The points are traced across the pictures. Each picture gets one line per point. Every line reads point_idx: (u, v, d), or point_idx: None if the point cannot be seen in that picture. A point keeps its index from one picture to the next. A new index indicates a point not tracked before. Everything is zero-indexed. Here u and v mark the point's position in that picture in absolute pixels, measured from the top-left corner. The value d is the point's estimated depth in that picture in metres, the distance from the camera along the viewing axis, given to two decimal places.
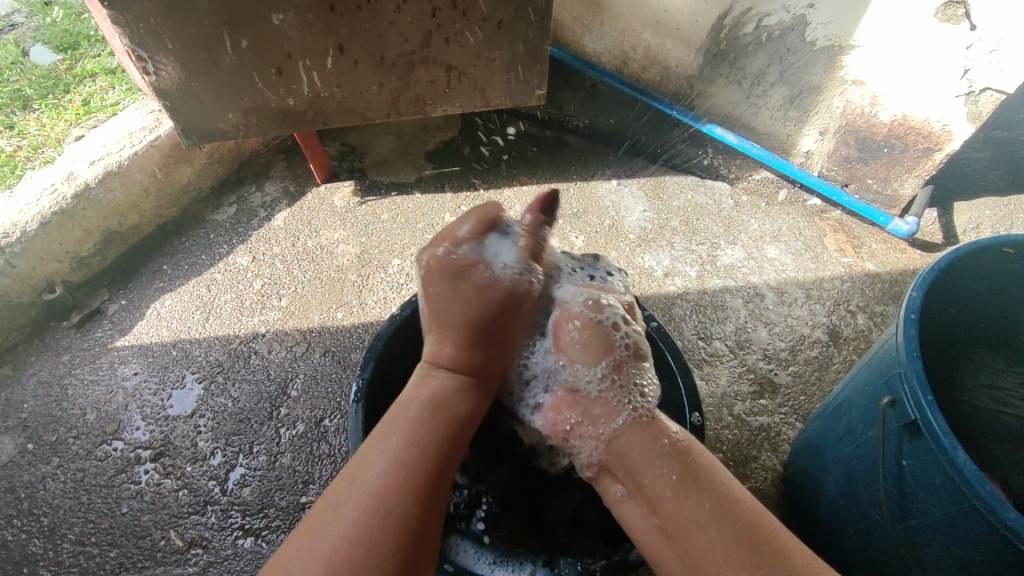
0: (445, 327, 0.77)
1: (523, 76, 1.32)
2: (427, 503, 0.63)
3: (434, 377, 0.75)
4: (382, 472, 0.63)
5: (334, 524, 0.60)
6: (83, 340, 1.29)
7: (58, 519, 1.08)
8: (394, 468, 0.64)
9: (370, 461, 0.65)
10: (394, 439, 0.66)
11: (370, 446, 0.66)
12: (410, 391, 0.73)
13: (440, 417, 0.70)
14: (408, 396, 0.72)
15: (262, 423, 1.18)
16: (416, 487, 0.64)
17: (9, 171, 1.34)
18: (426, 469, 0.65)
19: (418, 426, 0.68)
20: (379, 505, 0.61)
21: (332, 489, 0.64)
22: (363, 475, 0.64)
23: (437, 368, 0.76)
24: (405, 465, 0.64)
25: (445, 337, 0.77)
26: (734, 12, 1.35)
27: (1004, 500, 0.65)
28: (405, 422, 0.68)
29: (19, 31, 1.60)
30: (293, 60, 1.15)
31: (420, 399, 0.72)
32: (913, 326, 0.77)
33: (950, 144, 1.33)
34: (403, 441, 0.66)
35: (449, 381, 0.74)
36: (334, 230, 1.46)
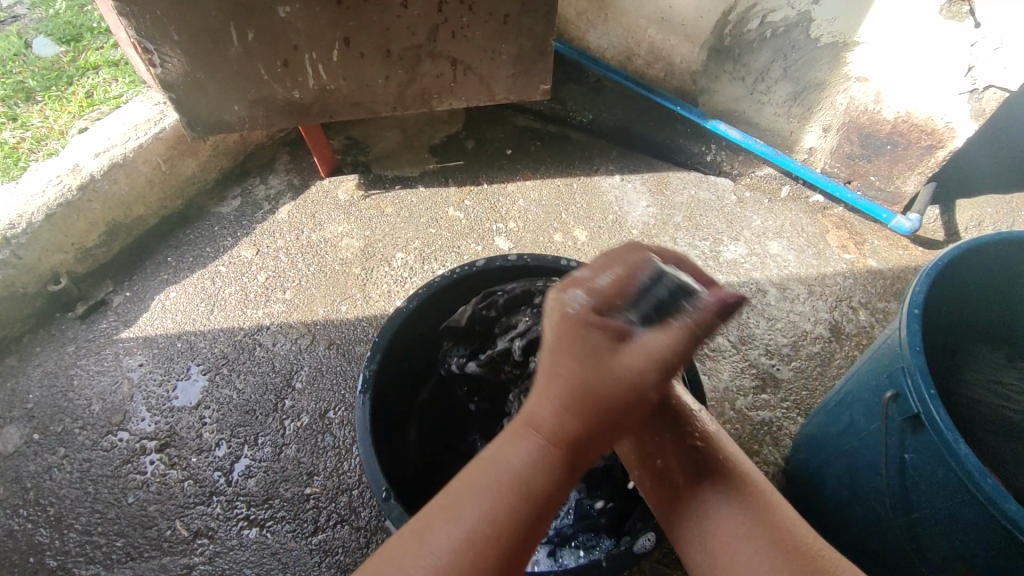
0: (574, 387, 0.53)
1: (528, 71, 1.32)
2: (528, 538, 0.52)
3: (551, 435, 0.53)
4: (459, 532, 0.51)
5: (417, 571, 0.50)
6: (87, 331, 1.29)
7: (64, 509, 1.09)
8: (490, 520, 0.51)
9: (447, 515, 0.52)
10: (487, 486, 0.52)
11: (437, 514, 0.52)
12: (495, 448, 0.54)
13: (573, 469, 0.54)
14: (486, 456, 0.54)
15: (267, 415, 1.18)
16: (522, 528, 0.51)
17: (13, 162, 1.34)
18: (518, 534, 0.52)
19: (499, 493, 0.52)
20: (464, 567, 0.50)
21: (399, 538, 0.53)
22: (431, 541, 0.51)
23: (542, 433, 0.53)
24: (492, 528, 0.51)
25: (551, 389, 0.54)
26: (738, 8, 1.36)
27: (1006, 493, 0.66)
28: (495, 485, 0.52)
29: (22, 23, 1.60)
30: (299, 53, 1.15)
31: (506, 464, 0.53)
32: (917, 320, 0.78)
33: (952, 141, 1.33)
34: (456, 538, 0.51)
35: (539, 449, 0.53)
36: (338, 223, 1.46)
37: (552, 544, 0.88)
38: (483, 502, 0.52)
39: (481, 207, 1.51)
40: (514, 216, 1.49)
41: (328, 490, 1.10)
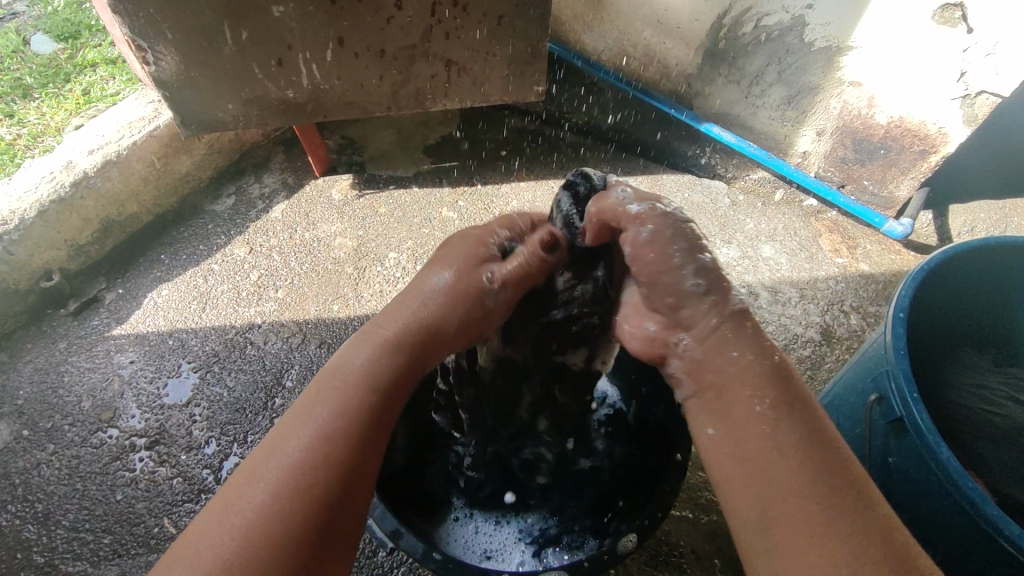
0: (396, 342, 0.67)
1: (522, 72, 1.32)
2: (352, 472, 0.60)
3: (382, 350, 0.66)
4: (285, 465, 0.58)
5: (246, 496, 0.57)
6: (79, 328, 1.29)
7: (52, 505, 1.09)
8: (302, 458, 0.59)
9: (274, 451, 0.60)
10: (332, 403, 0.62)
11: (284, 436, 0.61)
12: (341, 360, 0.66)
13: (394, 392, 0.66)
14: (334, 365, 0.66)
15: (257, 413, 1.18)
16: (340, 457, 0.60)
17: (9, 159, 1.35)
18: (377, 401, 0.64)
19: (339, 414, 0.62)
20: (274, 513, 0.56)
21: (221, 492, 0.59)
22: (263, 471, 0.58)
23: (380, 337, 0.67)
24: (351, 408, 0.62)
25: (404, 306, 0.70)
26: (733, 12, 1.36)
27: (985, 496, 0.66)
28: (310, 426, 0.61)
29: (20, 20, 1.60)
30: (293, 52, 1.16)
31: (350, 371, 0.65)
32: (902, 324, 0.78)
33: (945, 146, 1.33)
34: (283, 464, 0.58)
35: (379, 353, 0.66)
36: (331, 223, 1.47)
37: (536, 544, 0.89)
38: (314, 427, 0.61)
39: (475, 207, 1.51)
40: None
41: None
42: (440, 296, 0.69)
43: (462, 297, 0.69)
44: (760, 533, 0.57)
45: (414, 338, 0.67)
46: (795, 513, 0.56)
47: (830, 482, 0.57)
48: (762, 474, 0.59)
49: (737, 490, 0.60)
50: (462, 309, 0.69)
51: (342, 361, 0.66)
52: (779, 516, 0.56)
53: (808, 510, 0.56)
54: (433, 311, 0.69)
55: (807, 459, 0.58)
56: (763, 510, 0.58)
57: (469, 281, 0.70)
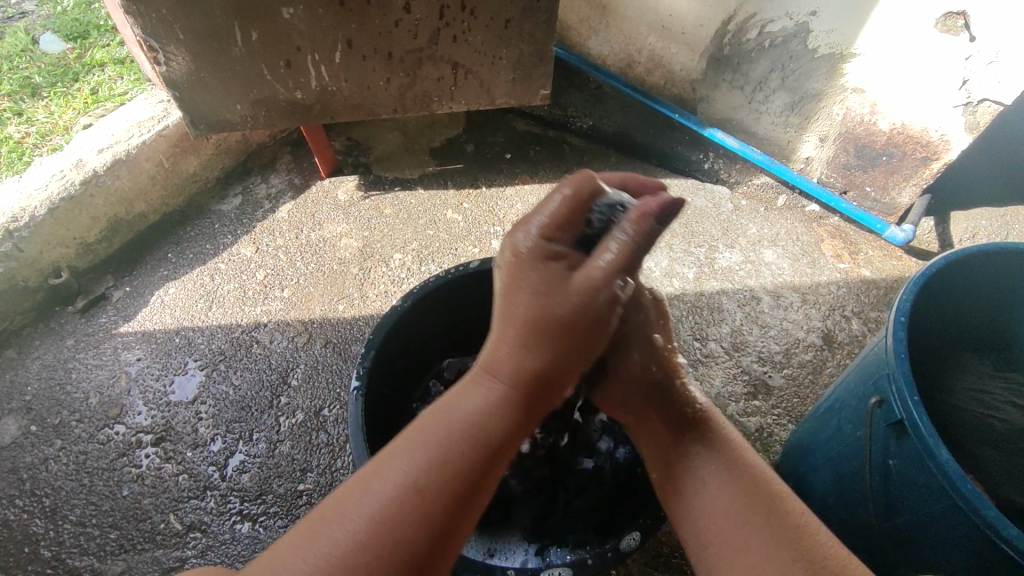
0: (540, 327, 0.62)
1: (528, 75, 1.34)
2: (450, 513, 0.56)
3: (484, 375, 0.63)
4: (386, 494, 0.55)
5: (340, 526, 0.53)
6: (86, 325, 1.30)
7: (59, 500, 1.10)
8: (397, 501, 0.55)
9: (378, 479, 0.56)
10: (439, 430, 0.59)
11: (380, 466, 0.57)
12: (453, 398, 0.63)
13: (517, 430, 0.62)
14: (445, 404, 0.62)
15: (263, 411, 1.20)
16: (447, 501, 0.56)
17: (18, 157, 1.36)
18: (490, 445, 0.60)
19: (446, 454, 0.58)
20: (382, 535, 0.53)
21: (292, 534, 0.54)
22: (361, 503, 0.55)
23: (494, 373, 0.63)
24: (447, 445, 0.58)
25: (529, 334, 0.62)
26: (737, 18, 1.37)
27: (984, 499, 0.67)
28: (433, 447, 0.58)
29: (29, 19, 1.62)
30: (302, 54, 1.17)
31: (469, 410, 0.61)
32: (903, 328, 0.79)
33: (947, 153, 1.34)
34: (383, 496, 0.55)
35: (495, 393, 0.62)
36: (337, 223, 1.48)
37: (539, 543, 0.89)
38: (421, 455, 0.57)
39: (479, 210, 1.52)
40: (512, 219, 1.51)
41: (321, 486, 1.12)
42: (512, 286, 0.63)
43: (542, 272, 0.63)
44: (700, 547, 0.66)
45: (574, 323, 0.62)
46: (727, 527, 0.65)
47: (751, 494, 0.66)
48: (697, 500, 0.69)
49: (689, 520, 0.69)
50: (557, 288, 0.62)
51: (453, 401, 0.62)
52: (712, 528, 0.66)
53: (745, 524, 0.63)
54: (560, 310, 0.61)
55: (733, 481, 0.68)
56: (703, 530, 0.67)
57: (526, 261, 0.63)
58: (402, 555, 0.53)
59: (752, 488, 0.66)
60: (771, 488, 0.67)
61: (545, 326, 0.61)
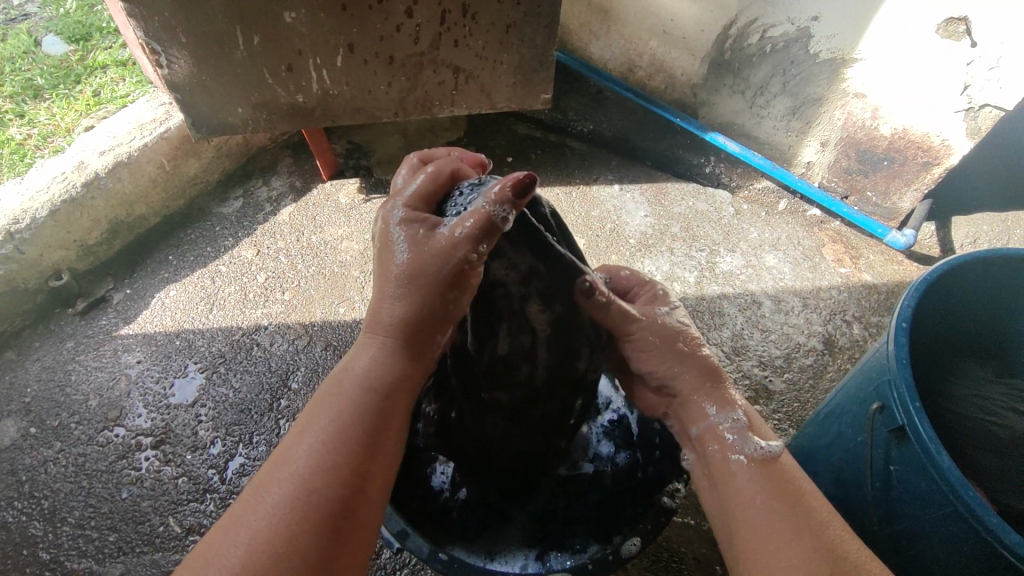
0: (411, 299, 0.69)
1: (529, 79, 1.34)
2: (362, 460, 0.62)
3: (388, 348, 0.69)
4: (317, 441, 0.61)
5: (293, 460, 0.60)
6: (87, 327, 1.30)
7: (58, 503, 1.10)
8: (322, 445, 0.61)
9: (297, 439, 0.62)
10: (338, 403, 0.65)
11: (278, 463, 0.60)
12: (348, 363, 0.69)
13: (410, 363, 0.70)
14: (343, 367, 0.69)
15: (263, 414, 1.19)
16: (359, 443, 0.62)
17: (20, 158, 1.36)
18: (389, 391, 0.67)
19: (355, 399, 0.65)
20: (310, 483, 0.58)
21: (234, 505, 0.58)
22: (299, 445, 0.61)
23: (382, 332, 0.70)
24: (350, 408, 0.64)
25: (405, 291, 0.68)
26: (738, 23, 1.37)
27: (987, 506, 0.67)
28: (338, 401, 0.65)
29: (33, 21, 1.62)
30: (303, 57, 1.17)
31: (355, 375, 0.67)
32: (904, 334, 0.79)
33: (948, 158, 1.34)
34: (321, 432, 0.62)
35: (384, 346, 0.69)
36: (338, 226, 1.48)
37: (539, 548, 0.88)
38: (334, 412, 0.64)
39: None
40: None
41: None
42: (384, 292, 0.70)
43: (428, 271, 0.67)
44: (731, 540, 0.65)
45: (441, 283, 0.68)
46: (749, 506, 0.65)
47: (787, 500, 0.64)
48: (729, 491, 0.68)
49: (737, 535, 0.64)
50: (454, 273, 0.67)
51: (349, 363, 0.69)
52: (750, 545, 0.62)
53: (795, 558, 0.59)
54: (410, 305, 0.68)
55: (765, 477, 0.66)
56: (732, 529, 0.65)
57: (432, 254, 0.67)
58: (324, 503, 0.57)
59: (783, 495, 0.64)
60: (799, 492, 0.65)
61: (399, 294, 0.69)
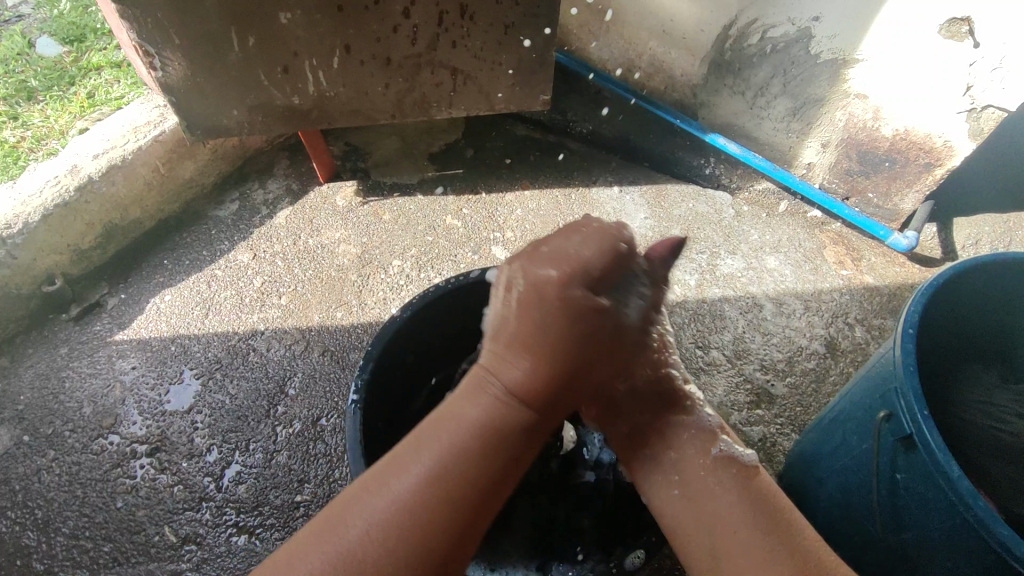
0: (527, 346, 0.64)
1: (528, 80, 1.32)
2: (470, 506, 0.59)
3: (504, 404, 0.63)
4: (409, 492, 0.58)
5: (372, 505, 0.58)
6: (81, 333, 1.29)
7: (52, 512, 1.08)
8: (425, 485, 0.58)
9: (403, 467, 0.60)
10: (443, 437, 0.61)
11: (364, 492, 0.59)
12: (456, 407, 0.64)
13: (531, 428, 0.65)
14: (452, 411, 0.64)
15: (259, 421, 1.18)
16: (469, 486, 0.60)
17: (13, 162, 1.35)
18: (490, 438, 0.62)
19: (469, 444, 0.61)
20: (396, 522, 0.57)
21: (313, 528, 0.58)
22: (381, 497, 0.58)
23: (500, 392, 0.64)
24: (466, 453, 0.61)
25: (519, 356, 0.64)
26: (738, 23, 1.36)
27: (996, 516, 0.66)
28: (458, 437, 0.61)
29: (26, 22, 1.60)
30: (299, 59, 1.16)
31: (469, 419, 0.63)
32: (911, 340, 0.78)
33: (950, 160, 1.33)
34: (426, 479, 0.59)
35: (501, 403, 0.63)
36: (335, 229, 1.46)
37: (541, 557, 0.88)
38: (446, 450, 0.60)
39: (479, 216, 1.51)
40: (512, 225, 1.49)
41: (319, 497, 1.10)
42: (528, 320, 0.64)
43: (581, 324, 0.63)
44: (714, 564, 0.63)
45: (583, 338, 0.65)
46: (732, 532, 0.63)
47: (767, 516, 0.64)
48: (708, 507, 0.65)
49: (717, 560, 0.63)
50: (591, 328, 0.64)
51: (460, 407, 0.64)
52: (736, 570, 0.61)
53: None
54: (545, 348, 0.64)
55: (742, 496, 0.65)
56: (711, 545, 0.64)
57: (553, 290, 0.62)
58: (436, 537, 0.57)
59: (765, 510, 0.64)
60: (776, 514, 0.65)
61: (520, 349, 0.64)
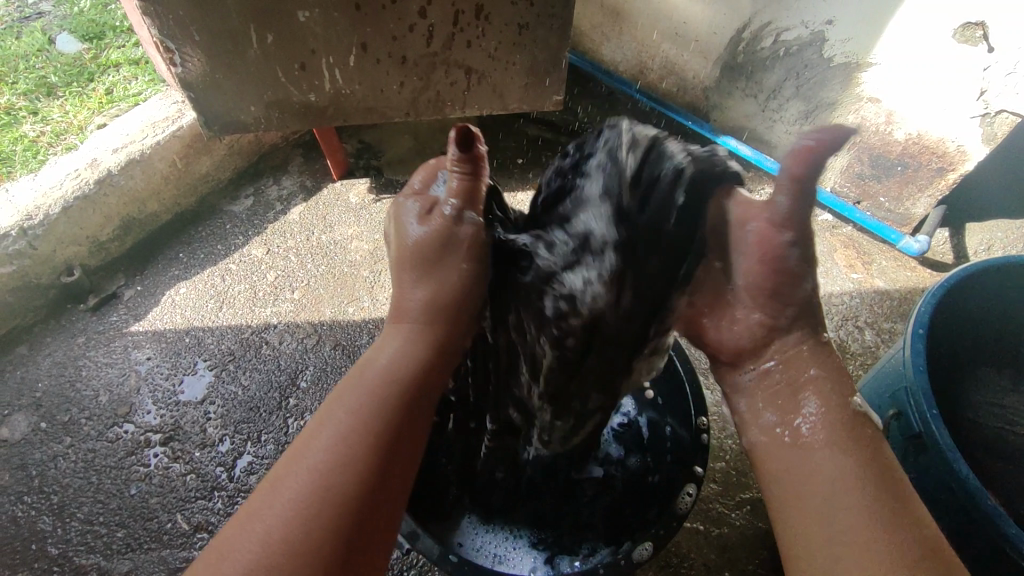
0: (435, 301, 0.73)
1: (541, 80, 1.33)
2: (379, 474, 0.61)
3: (402, 342, 0.71)
4: (293, 497, 0.57)
5: (285, 491, 0.57)
6: (97, 323, 1.31)
7: (67, 498, 1.10)
8: (342, 449, 0.60)
9: (326, 421, 0.62)
10: (346, 410, 0.63)
11: (292, 458, 0.60)
12: (368, 360, 0.70)
13: (420, 384, 0.69)
14: (364, 364, 0.69)
15: (271, 412, 1.19)
16: (378, 453, 0.61)
17: (33, 155, 1.37)
18: (396, 426, 0.64)
19: (379, 398, 0.65)
20: (322, 496, 0.57)
21: (247, 502, 0.58)
22: (268, 503, 0.57)
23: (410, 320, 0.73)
24: (375, 413, 0.64)
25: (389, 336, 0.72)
26: (752, 26, 1.37)
27: (1004, 515, 0.66)
28: (364, 387, 0.66)
29: (46, 19, 1.63)
30: (316, 56, 1.17)
31: (370, 380, 0.66)
32: (921, 340, 0.78)
33: (963, 164, 1.33)
34: (356, 407, 0.64)
35: (415, 334, 0.72)
36: (348, 226, 1.48)
37: (549, 551, 0.89)
38: (350, 411, 0.63)
39: None
40: None
41: None
42: (446, 284, 0.73)
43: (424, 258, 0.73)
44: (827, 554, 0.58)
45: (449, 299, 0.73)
46: (843, 526, 0.58)
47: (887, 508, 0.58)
48: (817, 491, 0.62)
49: (802, 525, 0.62)
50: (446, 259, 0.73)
51: (373, 355, 0.70)
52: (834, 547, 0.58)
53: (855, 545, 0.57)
54: (448, 294, 0.73)
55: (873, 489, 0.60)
56: (830, 529, 0.59)
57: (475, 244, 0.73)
58: (360, 467, 0.60)
59: (886, 501, 0.59)
60: (906, 505, 0.59)
61: (426, 280, 0.74)
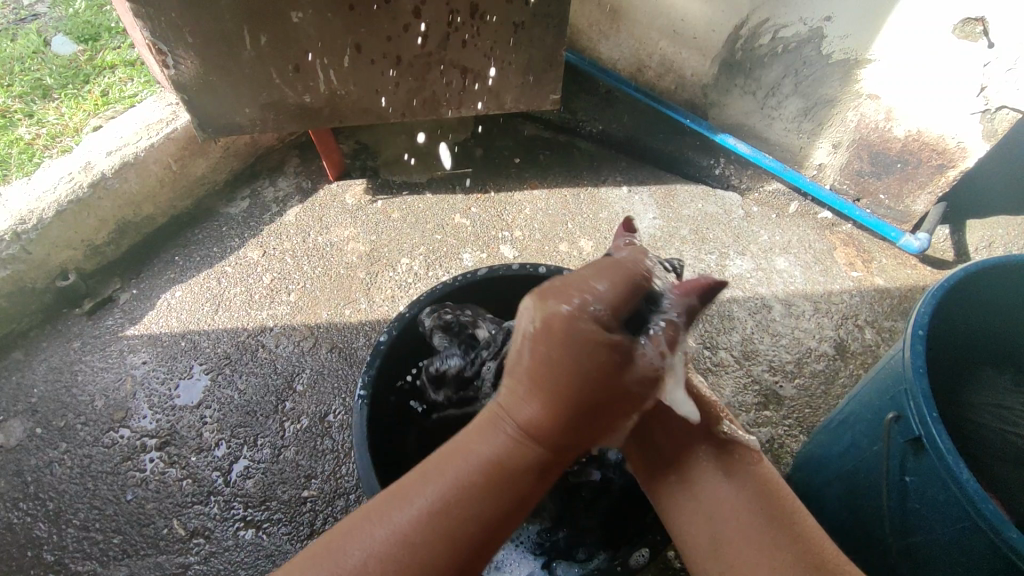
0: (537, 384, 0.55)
1: (537, 79, 1.32)
2: (459, 559, 0.54)
3: (519, 440, 0.56)
4: (365, 559, 0.53)
5: (337, 563, 0.53)
6: (93, 327, 1.30)
7: (63, 504, 1.10)
8: (422, 518, 0.54)
9: (418, 486, 0.56)
10: (424, 489, 0.55)
11: (364, 522, 0.55)
12: (468, 440, 0.58)
13: (549, 468, 0.58)
14: (462, 446, 0.57)
15: (268, 416, 1.19)
16: (457, 539, 0.54)
17: (28, 158, 1.36)
18: (486, 521, 0.55)
19: (452, 475, 0.56)
20: (396, 564, 0.52)
21: (304, 562, 0.53)
22: (346, 557, 0.53)
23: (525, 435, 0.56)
24: (463, 494, 0.54)
25: (528, 393, 0.56)
26: (750, 22, 1.35)
27: (1006, 520, 0.65)
28: (449, 469, 0.56)
29: (43, 21, 1.62)
30: (310, 58, 1.16)
31: (474, 459, 0.56)
32: (921, 342, 0.77)
33: (964, 161, 1.32)
34: (441, 488, 0.55)
35: (514, 440, 0.56)
36: (344, 227, 1.47)
37: (545, 555, 0.89)
38: (445, 487, 0.55)
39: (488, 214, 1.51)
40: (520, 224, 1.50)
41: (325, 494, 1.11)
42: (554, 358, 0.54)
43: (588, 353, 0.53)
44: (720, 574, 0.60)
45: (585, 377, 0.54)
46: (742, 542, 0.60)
47: (771, 511, 0.62)
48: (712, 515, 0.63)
49: (699, 543, 0.62)
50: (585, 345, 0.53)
51: (471, 441, 0.57)
52: (732, 555, 0.60)
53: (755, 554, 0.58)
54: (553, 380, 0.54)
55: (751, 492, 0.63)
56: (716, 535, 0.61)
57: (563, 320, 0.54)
58: (431, 552, 0.53)
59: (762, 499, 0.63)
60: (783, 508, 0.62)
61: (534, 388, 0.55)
